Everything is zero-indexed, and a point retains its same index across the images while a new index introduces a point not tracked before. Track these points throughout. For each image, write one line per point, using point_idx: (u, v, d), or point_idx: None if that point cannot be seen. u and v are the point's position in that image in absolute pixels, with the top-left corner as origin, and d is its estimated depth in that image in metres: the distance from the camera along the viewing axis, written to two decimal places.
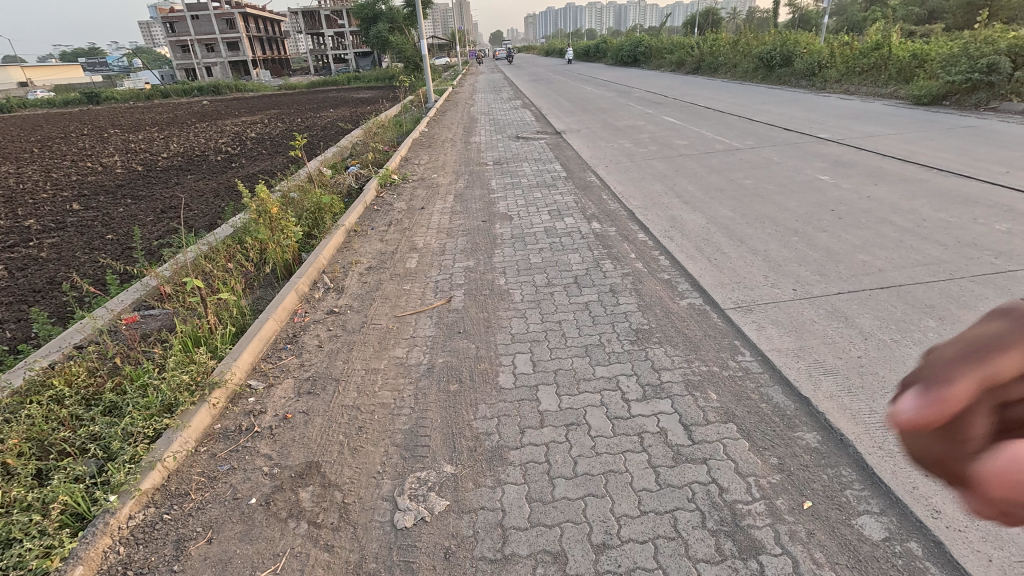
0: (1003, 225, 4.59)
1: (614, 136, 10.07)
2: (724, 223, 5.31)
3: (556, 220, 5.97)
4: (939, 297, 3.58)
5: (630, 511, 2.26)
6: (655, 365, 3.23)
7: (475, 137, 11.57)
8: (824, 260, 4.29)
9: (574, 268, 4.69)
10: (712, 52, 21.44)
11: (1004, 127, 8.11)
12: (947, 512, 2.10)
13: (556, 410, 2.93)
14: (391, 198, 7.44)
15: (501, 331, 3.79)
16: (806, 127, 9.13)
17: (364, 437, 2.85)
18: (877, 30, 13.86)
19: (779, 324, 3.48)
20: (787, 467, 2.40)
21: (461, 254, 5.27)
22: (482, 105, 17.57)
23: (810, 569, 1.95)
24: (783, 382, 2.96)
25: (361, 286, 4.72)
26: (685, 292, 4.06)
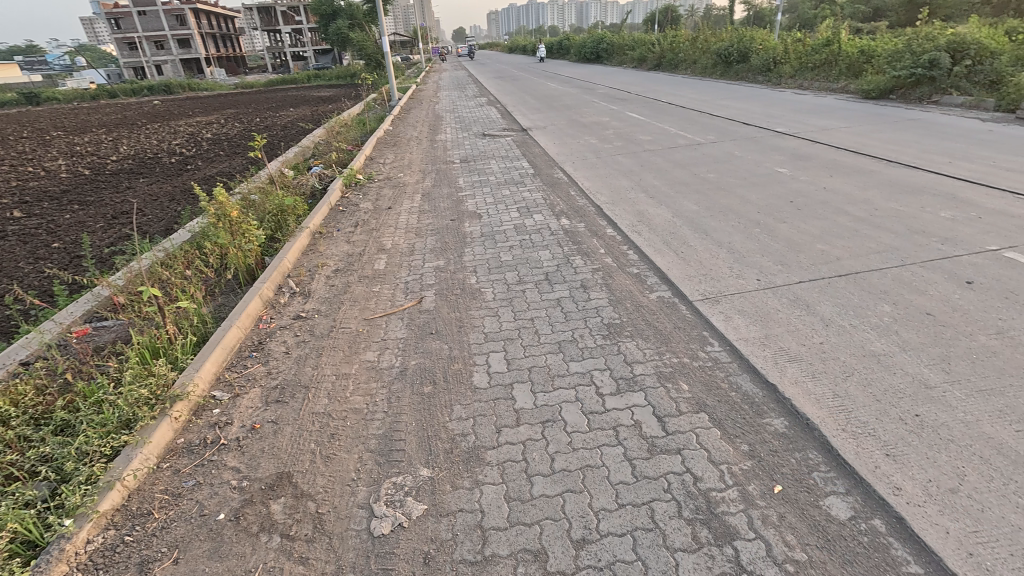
0: (948, 213, 4.84)
1: (580, 132, 10.15)
2: (690, 216, 5.41)
3: (526, 217, 5.97)
4: (893, 283, 3.74)
5: (608, 505, 2.28)
6: (627, 359, 3.27)
7: (441, 135, 11.46)
8: (785, 250, 4.43)
9: (545, 265, 4.70)
10: (672, 48, 21.83)
11: (946, 119, 8.54)
12: (907, 489, 2.19)
13: (531, 408, 2.93)
14: (356, 198, 7.29)
15: (474, 331, 3.77)
16: (764, 122, 9.39)
17: (337, 444, 2.79)
18: (827, 28, 14.40)
19: (745, 314, 3.58)
20: (758, 454, 2.47)
21: (431, 253, 5.21)
22: (447, 102, 17.42)
23: (782, 551, 2.01)
24: (751, 370, 3.04)
25: (329, 290, 4.60)
26: (654, 286, 4.12)
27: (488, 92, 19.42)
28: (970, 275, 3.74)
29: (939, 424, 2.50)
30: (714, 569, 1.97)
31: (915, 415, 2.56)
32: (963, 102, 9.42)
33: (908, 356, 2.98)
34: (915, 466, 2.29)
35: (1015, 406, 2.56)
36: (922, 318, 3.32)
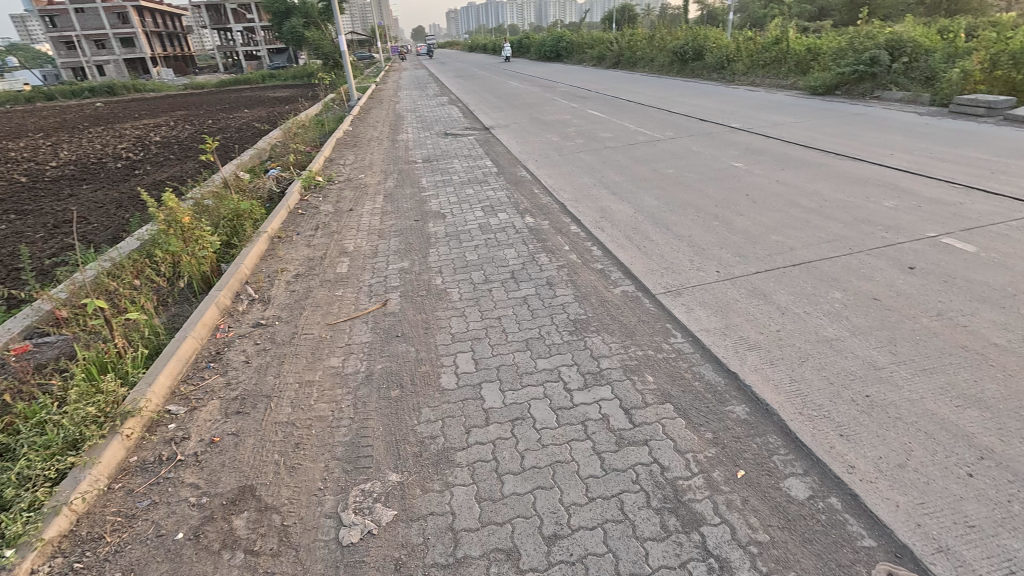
0: (891, 203, 5.10)
1: (542, 130, 10.19)
2: (651, 211, 5.52)
3: (490, 216, 5.96)
4: (843, 271, 3.90)
5: (578, 499, 2.30)
6: (594, 353, 3.31)
7: (403, 135, 11.32)
8: (742, 242, 4.57)
9: (511, 263, 4.70)
10: (630, 47, 22.19)
11: (888, 114, 8.98)
12: (860, 466, 2.30)
13: (500, 407, 2.92)
14: (316, 201, 7.12)
15: (441, 332, 3.73)
16: (720, 118, 9.67)
17: (302, 454, 2.71)
18: (776, 26, 14.91)
19: (706, 305, 3.67)
20: (721, 440, 2.54)
21: (395, 255, 5.14)
22: (408, 102, 17.22)
23: (746, 534, 2.07)
24: (713, 359, 3.12)
25: (289, 295, 4.48)
26: (618, 281, 4.18)
27: (449, 91, 19.27)
28: (912, 261, 3.95)
29: (887, 404, 2.63)
30: (683, 556, 2.01)
31: (866, 396, 2.69)
32: (902, 97, 9.92)
33: (858, 340, 3.12)
34: (867, 444, 2.40)
35: (955, 383, 2.71)
36: (870, 303, 3.48)
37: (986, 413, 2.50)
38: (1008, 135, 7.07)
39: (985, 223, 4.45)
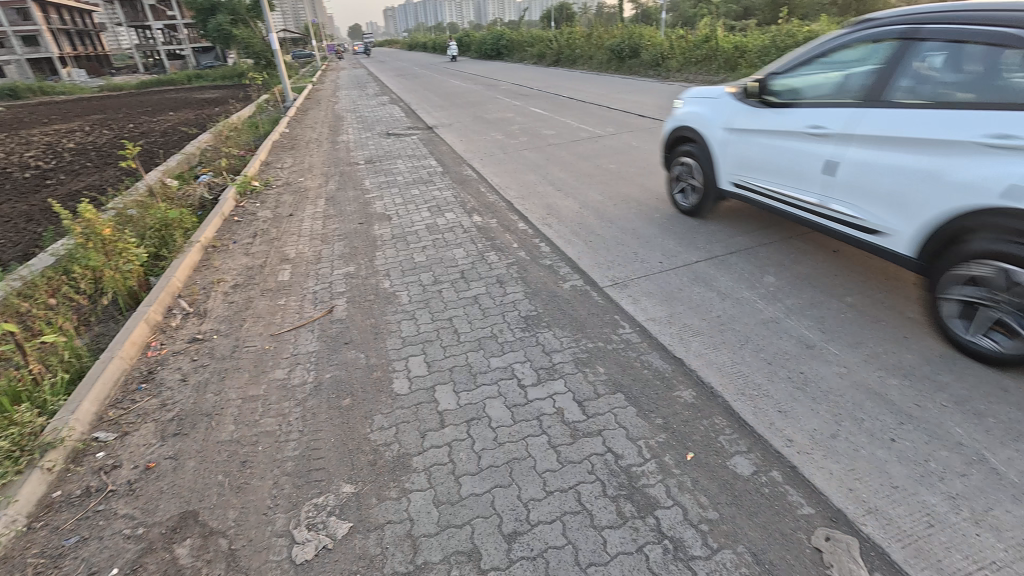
0: None
1: (486, 129, 10.18)
2: (596, 206, 5.63)
3: (437, 216, 5.90)
4: (775, 256, 4.13)
5: (536, 494, 2.32)
6: (546, 349, 3.34)
7: (343, 136, 11.00)
8: (683, 233, 4.74)
9: (460, 263, 4.67)
10: (569, 45, 22.51)
11: None
12: (797, 440, 2.44)
13: (455, 408, 2.90)
14: (253, 207, 6.80)
15: (391, 336, 3.66)
16: (658, 113, 9.98)
17: (248, 472, 2.59)
18: (705, 25, 15.56)
19: (651, 295, 3.79)
20: (671, 425, 2.63)
21: (340, 260, 4.99)
22: (347, 102, 16.75)
23: (697, 514, 2.16)
24: (660, 347, 3.22)
25: (228, 307, 4.25)
26: (567, 275, 4.24)
27: (390, 91, 18.90)
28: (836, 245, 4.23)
29: (819, 379, 2.80)
30: (639, 541, 2.07)
31: (800, 373, 2.86)
32: None
33: (792, 321, 3.31)
34: (802, 418, 2.56)
35: (877, 355, 2.93)
36: (800, 285, 3.70)
37: (904, 381, 2.72)
38: None
39: None
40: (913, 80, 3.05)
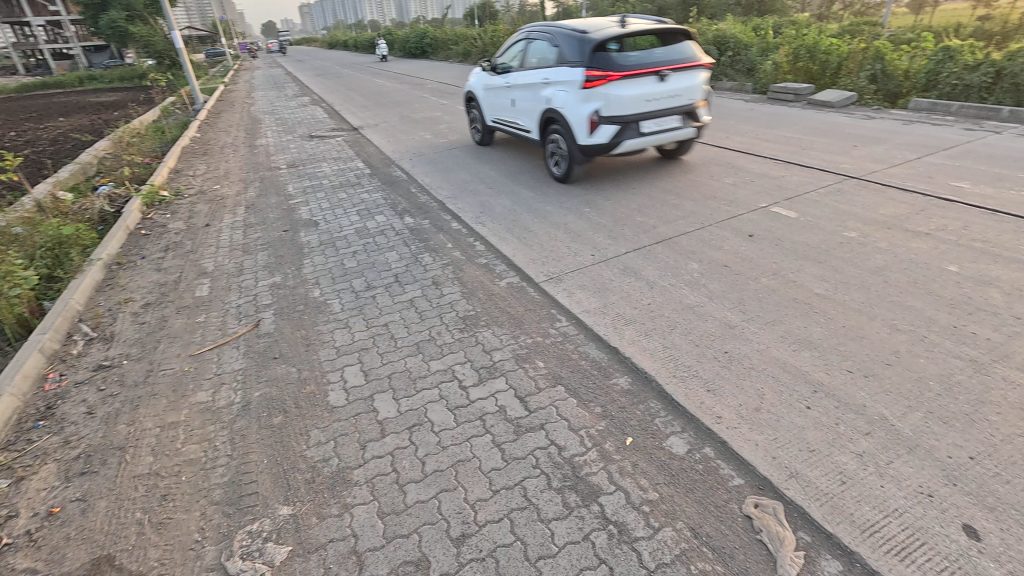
0: (730, 179, 5.79)
1: (414, 129, 10.00)
2: (527, 202, 5.68)
3: (367, 219, 5.73)
4: (698, 244, 4.36)
5: (483, 495, 2.31)
6: (486, 347, 3.33)
7: (261, 140, 10.41)
8: (612, 225, 4.89)
9: (394, 266, 4.56)
10: (493, 43, 22.57)
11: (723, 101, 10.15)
12: (724, 416, 2.59)
13: (396, 416, 2.83)
14: (162, 218, 6.29)
15: (324, 347, 3.51)
16: None
17: (171, 506, 2.39)
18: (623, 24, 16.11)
19: (585, 288, 3.88)
20: (609, 412, 2.70)
21: (264, 270, 4.72)
22: (264, 103, 15.87)
23: (638, 496, 2.23)
24: (596, 338, 3.31)
25: (139, 328, 3.91)
26: (503, 273, 4.25)
27: (311, 91, 18.10)
28: (751, 230, 4.53)
29: (742, 356, 2.99)
30: (585, 529, 2.11)
31: (725, 352, 3.03)
32: (731, 87, 11.28)
33: (715, 304, 3.51)
34: (729, 395, 2.72)
35: (791, 330, 3.17)
36: (721, 269, 3.92)
37: (814, 353, 2.96)
38: (812, 116, 8.37)
39: (801, 192, 5.25)
40: (542, 56, 6.25)
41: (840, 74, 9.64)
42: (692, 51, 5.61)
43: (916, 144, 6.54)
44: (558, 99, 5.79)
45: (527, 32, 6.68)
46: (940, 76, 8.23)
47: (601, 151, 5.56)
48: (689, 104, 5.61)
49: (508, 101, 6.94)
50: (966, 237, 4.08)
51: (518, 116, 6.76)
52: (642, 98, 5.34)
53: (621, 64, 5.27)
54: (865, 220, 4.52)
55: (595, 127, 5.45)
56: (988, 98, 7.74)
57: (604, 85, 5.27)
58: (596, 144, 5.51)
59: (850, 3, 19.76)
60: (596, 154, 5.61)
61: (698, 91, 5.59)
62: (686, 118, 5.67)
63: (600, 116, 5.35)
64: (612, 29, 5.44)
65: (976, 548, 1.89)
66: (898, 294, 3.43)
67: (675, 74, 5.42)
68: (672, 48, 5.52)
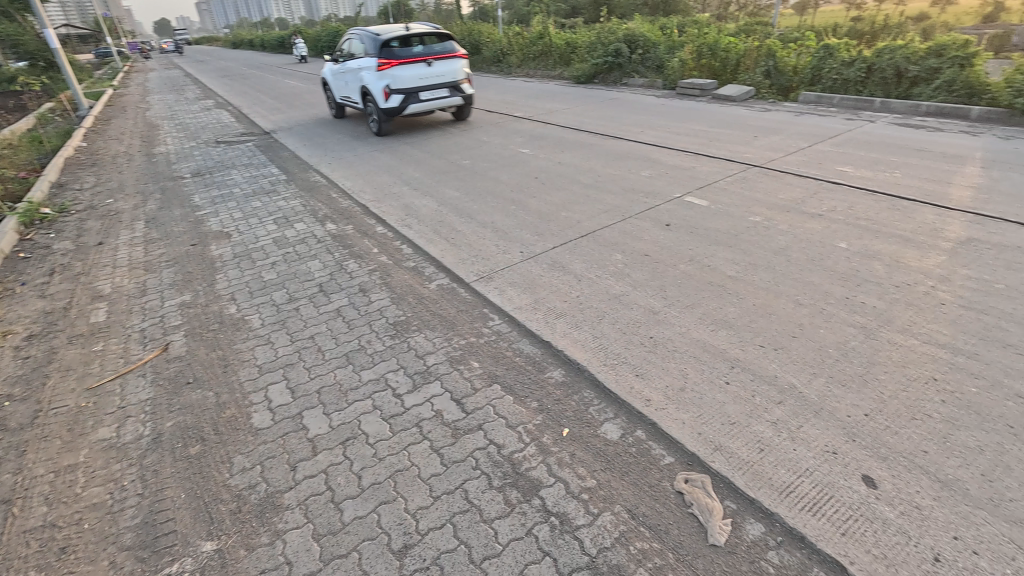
0: (646, 172, 6.05)
1: (332, 131, 9.61)
2: (454, 203, 5.64)
3: (285, 227, 5.43)
4: (620, 235, 4.52)
5: (423, 503, 2.26)
6: (418, 352, 3.27)
7: (160, 147, 9.59)
8: (538, 222, 4.96)
9: (317, 275, 4.36)
10: None
11: (636, 97, 10.61)
12: (653, 398, 2.71)
13: (327, 432, 2.71)
14: (45, 239, 5.62)
15: (244, 366, 3.29)
16: (504, 108, 10.30)
17: (73, 559, 2.15)
18: (538, 23, 16.38)
19: (515, 285, 3.91)
20: (545, 406, 2.74)
21: (171, 289, 4.35)
22: (161, 108, 14.62)
23: (577, 485, 2.28)
24: (528, 334, 3.34)
25: (23, 364, 3.47)
26: (432, 275, 4.19)
27: (215, 94, 16.90)
28: (668, 219, 4.76)
29: (666, 340, 3.13)
30: (528, 524, 2.13)
31: (651, 338, 3.17)
32: (642, 83, 11.80)
33: (639, 292, 3.65)
34: (656, 378, 2.84)
35: (709, 312, 3.36)
36: (643, 259, 4.10)
37: (730, 331, 3.17)
38: (716, 110, 8.94)
39: (711, 181, 5.59)
40: (360, 49, 8.81)
41: (739, 70, 10.37)
42: (454, 47, 8.49)
43: (807, 133, 7.17)
44: (366, 74, 8.47)
45: (348, 37, 9.44)
46: (823, 72, 9.07)
47: (396, 112, 8.33)
48: (453, 81, 8.47)
49: (345, 84, 9.46)
50: (852, 216, 4.53)
51: (352, 92, 9.32)
52: (417, 77, 8.16)
53: (401, 54, 8.05)
54: (767, 205, 4.89)
55: (389, 96, 8.19)
56: (863, 90, 8.62)
57: (390, 68, 8.03)
58: (392, 107, 8.26)
59: (743, 4, 21.32)
60: (394, 114, 8.38)
61: (458, 72, 8.44)
62: (453, 90, 8.52)
63: (390, 88, 8.07)
64: (397, 32, 8.16)
65: (875, 495, 2.10)
66: (799, 271, 3.74)
67: (438, 62, 8.27)
68: (439, 44, 8.34)
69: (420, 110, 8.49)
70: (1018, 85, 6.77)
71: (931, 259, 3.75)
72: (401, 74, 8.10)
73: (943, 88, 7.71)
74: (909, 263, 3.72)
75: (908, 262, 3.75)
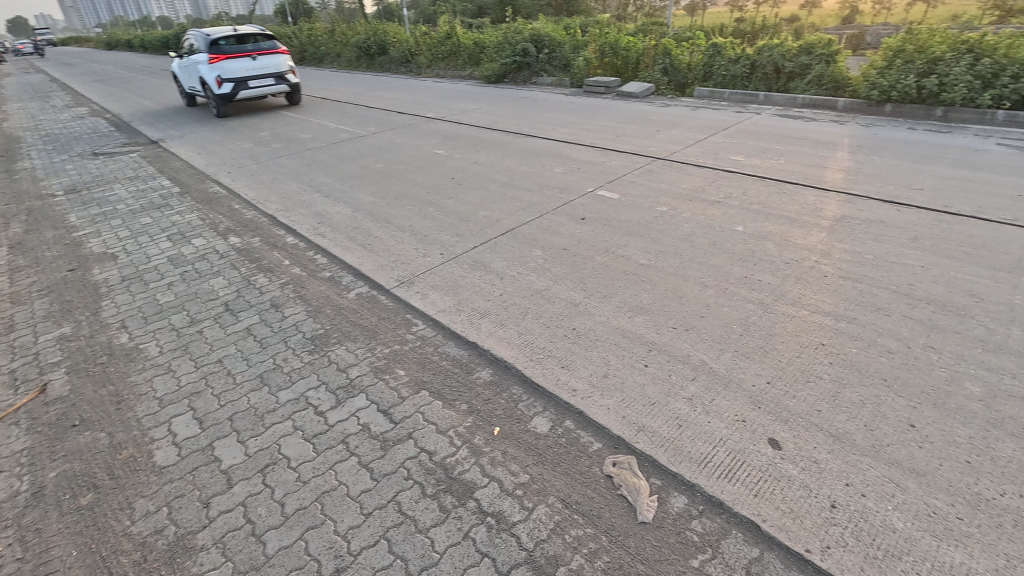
0: (560, 168, 6.20)
1: (230, 137, 8.96)
2: (369, 208, 5.46)
3: (182, 244, 4.99)
4: (539, 231, 4.60)
5: (355, 521, 2.17)
6: (340, 366, 3.13)
7: (23, 162, 8.44)
8: (457, 222, 4.93)
9: (221, 294, 4.04)
10: (311, 42, 21.17)
11: (545, 96, 10.85)
12: (579, 388, 2.78)
13: (243, 460, 2.52)
14: None
15: (142, 401, 2.98)
16: (416, 109, 10.13)
17: None
18: (444, 22, 16.26)
19: (438, 288, 3.85)
20: (475, 407, 2.73)
21: (45, 322, 3.84)
22: (21, 118, 12.87)
23: (511, 482, 2.30)
24: (454, 336, 3.31)
25: None
26: (351, 284, 4.03)
27: (87, 100, 15.16)
28: (582, 213, 4.92)
29: (588, 330, 3.23)
30: (465, 528, 2.11)
31: (573, 329, 3.25)
32: (551, 82, 12.08)
33: (560, 285, 3.74)
34: (581, 368, 2.92)
35: (625, 300, 3.51)
36: (562, 253, 4.20)
37: (646, 316, 3.32)
38: (621, 106, 9.36)
39: (620, 175, 5.84)
40: (200, 45, 10.51)
41: (639, 68, 10.92)
42: (276, 45, 10.54)
43: (703, 126, 7.70)
44: (201, 69, 10.39)
45: (190, 39, 11.23)
46: (713, 68, 9.77)
47: (229, 98, 10.16)
48: (277, 73, 10.43)
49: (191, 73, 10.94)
50: (746, 201, 4.92)
51: (195, 83, 10.82)
52: (243, 69, 10.06)
53: (227, 51, 9.98)
54: (672, 195, 5.19)
55: (221, 84, 10.02)
56: (748, 85, 9.42)
57: (219, 62, 9.92)
58: (225, 93, 10.07)
59: (640, 6, 22.46)
60: (229, 100, 10.19)
61: (281, 65, 10.44)
62: (278, 79, 10.46)
63: (220, 78, 9.92)
64: (224, 34, 10.15)
65: (780, 456, 2.29)
66: (704, 256, 4.00)
67: (262, 57, 10.25)
68: (261, 44, 10.38)
69: (251, 95, 10.39)
70: (873, 78, 7.68)
71: (814, 236, 4.17)
72: (229, 67, 9.99)
73: (814, 82, 8.58)
74: (797, 241, 4.11)
75: (795, 240, 4.13)
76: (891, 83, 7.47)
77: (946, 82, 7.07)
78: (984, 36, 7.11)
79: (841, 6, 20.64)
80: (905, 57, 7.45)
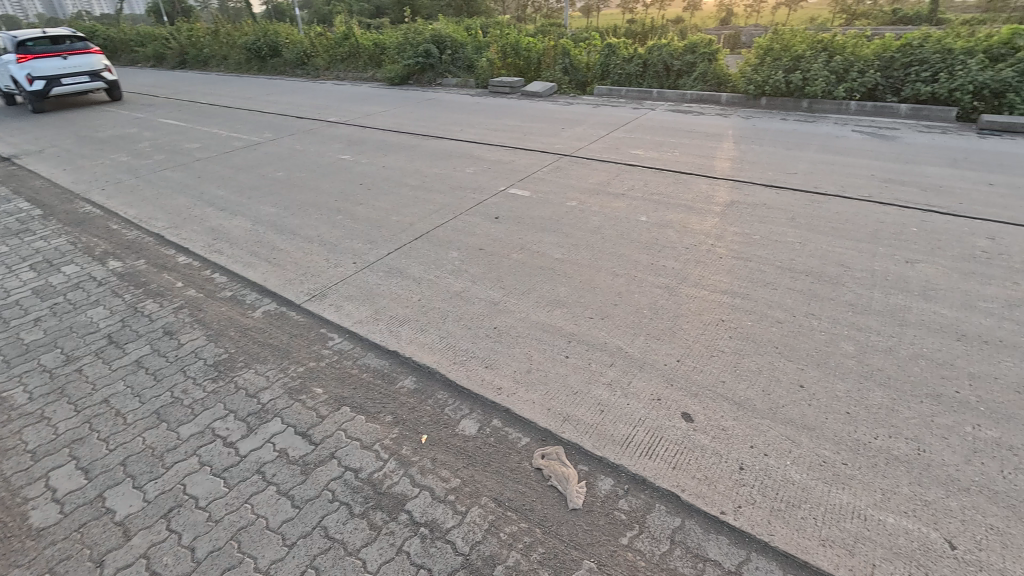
0: (471, 169, 6.21)
1: (101, 150, 8.02)
2: (271, 219, 5.13)
3: (49, 273, 4.39)
4: (453, 233, 4.57)
5: (277, 555, 2.03)
6: (250, 391, 2.91)
7: None
8: (369, 229, 4.78)
9: (102, 326, 3.61)
10: (192, 43, 19.47)
11: (451, 97, 10.80)
12: (505, 385, 2.80)
13: (142, 508, 2.27)
14: None
15: (10, 457, 2.59)
16: (316, 113, 9.67)
17: None
18: (340, 23, 15.66)
19: (353, 298, 3.71)
20: (400, 418, 2.65)
21: None
22: None
23: (443, 489, 2.26)
24: (373, 346, 3.20)
25: None
26: (256, 302, 3.77)
27: None
28: (495, 212, 4.95)
29: (508, 328, 3.26)
30: (397, 543, 2.04)
31: (494, 328, 3.27)
32: (456, 83, 12.03)
33: (478, 286, 3.74)
34: (505, 365, 2.94)
35: (543, 295, 3.59)
36: (479, 253, 4.20)
37: (563, 309, 3.42)
38: (526, 105, 9.54)
39: (530, 173, 5.95)
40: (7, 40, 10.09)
41: (541, 68, 11.18)
42: (89, 44, 10.45)
43: (604, 122, 8.04)
44: (9, 67, 10.05)
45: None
46: (610, 67, 10.22)
47: (42, 94, 9.96)
48: (92, 70, 10.35)
49: None
50: (648, 192, 5.21)
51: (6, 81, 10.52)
52: (54, 66, 9.90)
53: (34, 50, 9.83)
54: (580, 190, 5.38)
55: (31, 83, 9.87)
56: (642, 82, 9.97)
57: (26, 61, 9.74)
58: (37, 92, 9.92)
59: (538, 7, 22.98)
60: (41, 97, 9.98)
61: (96, 63, 10.37)
62: (94, 77, 10.39)
63: (29, 77, 9.77)
64: (30, 33, 10.01)
65: (693, 428, 2.45)
66: (614, 246, 4.19)
67: (73, 56, 10.15)
68: (73, 44, 10.28)
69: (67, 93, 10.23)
70: (749, 75, 8.44)
71: (709, 222, 4.50)
72: (40, 65, 9.84)
73: (700, 79, 9.28)
74: (694, 227, 4.42)
75: (693, 226, 4.45)
76: (764, 79, 8.24)
77: (808, 77, 7.91)
78: (835, 36, 8.04)
79: (718, 8, 22.43)
80: (774, 55, 8.23)
